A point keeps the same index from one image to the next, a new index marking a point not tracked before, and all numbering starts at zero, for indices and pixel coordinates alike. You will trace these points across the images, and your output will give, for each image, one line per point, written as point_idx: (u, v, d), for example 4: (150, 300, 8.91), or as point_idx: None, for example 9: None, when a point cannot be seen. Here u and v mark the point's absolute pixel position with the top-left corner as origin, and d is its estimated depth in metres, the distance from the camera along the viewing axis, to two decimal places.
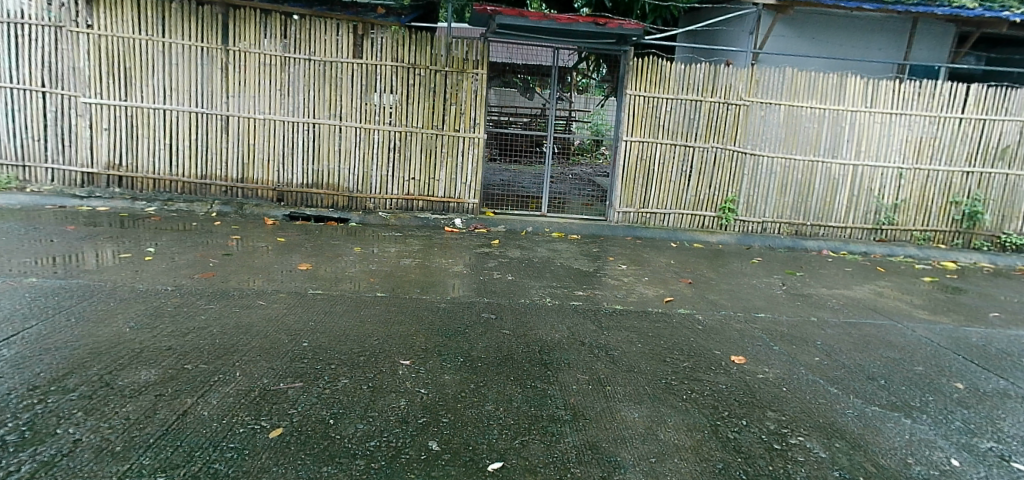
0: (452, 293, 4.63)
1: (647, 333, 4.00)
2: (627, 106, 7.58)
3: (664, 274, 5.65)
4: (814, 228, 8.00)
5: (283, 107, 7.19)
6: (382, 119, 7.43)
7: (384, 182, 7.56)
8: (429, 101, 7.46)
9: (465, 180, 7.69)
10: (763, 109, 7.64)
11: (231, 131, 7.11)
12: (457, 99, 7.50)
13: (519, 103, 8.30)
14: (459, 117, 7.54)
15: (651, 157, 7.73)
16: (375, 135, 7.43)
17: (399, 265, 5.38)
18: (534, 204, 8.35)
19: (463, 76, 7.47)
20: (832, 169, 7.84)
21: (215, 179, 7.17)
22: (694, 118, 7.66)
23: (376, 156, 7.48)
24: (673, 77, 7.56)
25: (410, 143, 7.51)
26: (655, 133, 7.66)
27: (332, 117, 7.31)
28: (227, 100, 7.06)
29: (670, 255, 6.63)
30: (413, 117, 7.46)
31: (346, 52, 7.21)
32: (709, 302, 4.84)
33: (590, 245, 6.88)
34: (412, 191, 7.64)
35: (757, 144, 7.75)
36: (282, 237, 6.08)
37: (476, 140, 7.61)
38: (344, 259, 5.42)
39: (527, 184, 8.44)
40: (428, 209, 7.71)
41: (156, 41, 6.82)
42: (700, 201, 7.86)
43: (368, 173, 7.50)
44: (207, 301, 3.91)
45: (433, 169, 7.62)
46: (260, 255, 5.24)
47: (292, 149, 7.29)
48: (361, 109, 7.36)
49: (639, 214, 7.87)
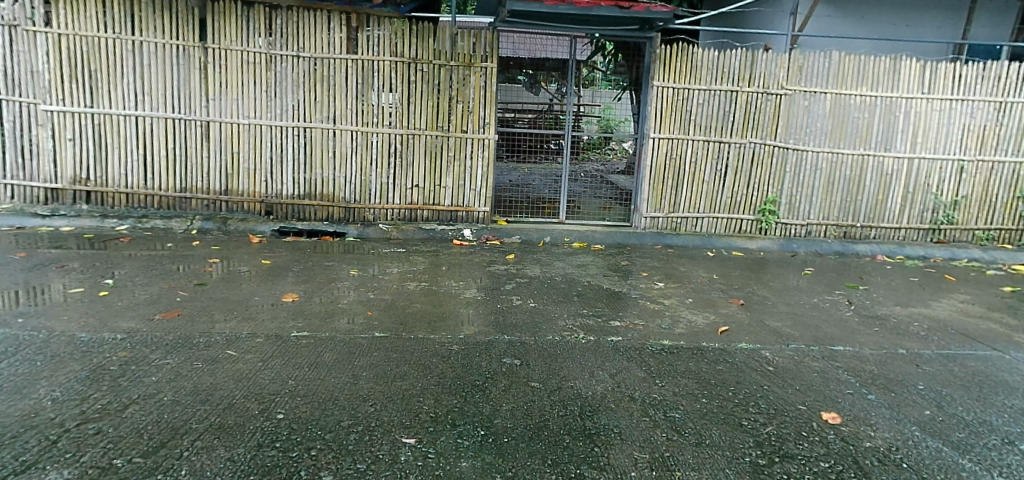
0: (465, 328, 3.87)
1: (709, 381, 3.22)
2: (654, 100, 6.83)
3: (711, 294, 4.85)
4: (865, 230, 7.20)
5: (269, 110, 6.44)
6: (381, 121, 6.67)
7: (384, 191, 6.81)
8: (432, 99, 6.70)
9: (474, 186, 6.94)
10: (807, 98, 6.88)
11: (211, 138, 6.37)
12: (464, 96, 6.73)
13: (526, 99, 7.15)
14: (466, 116, 6.78)
15: (682, 156, 6.94)
16: (374, 139, 6.68)
17: (402, 291, 4.62)
18: (551, 211, 7.45)
19: (470, 70, 6.70)
20: (885, 164, 7.02)
21: (195, 193, 6.44)
22: (729, 110, 6.87)
23: (374, 163, 6.73)
24: (706, 65, 6.79)
25: (412, 146, 6.76)
26: (685, 128, 6.89)
27: (325, 120, 6.56)
28: (206, 104, 6.32)
29: (710, 267, 5.84)
30: (415, 117, 6.71)
31: (340, 48, 6.45)
32: (772, 332, 4.05)
33: (618, 257, 6.10)
34: (416, 200, 6.89)
35: (801, 138, 6.97)
36: (269, 259, 5.33)
37: (486, 142, 6.85)
38: (338, 285, 4.66)
39: None
40: (434, 219, 6.96)
41: (123, 40, 6.07)
42: (737, 202, 7.06)
43: (367, 181, 6.76)
44: (163, 354, 3.16)
45: (438, 175, 6.87)
46: (238, 284, 4.49)
47: (281, 157, 6.54)
48: (357, 110, 6.60)
49: (668, 219, 7.08)
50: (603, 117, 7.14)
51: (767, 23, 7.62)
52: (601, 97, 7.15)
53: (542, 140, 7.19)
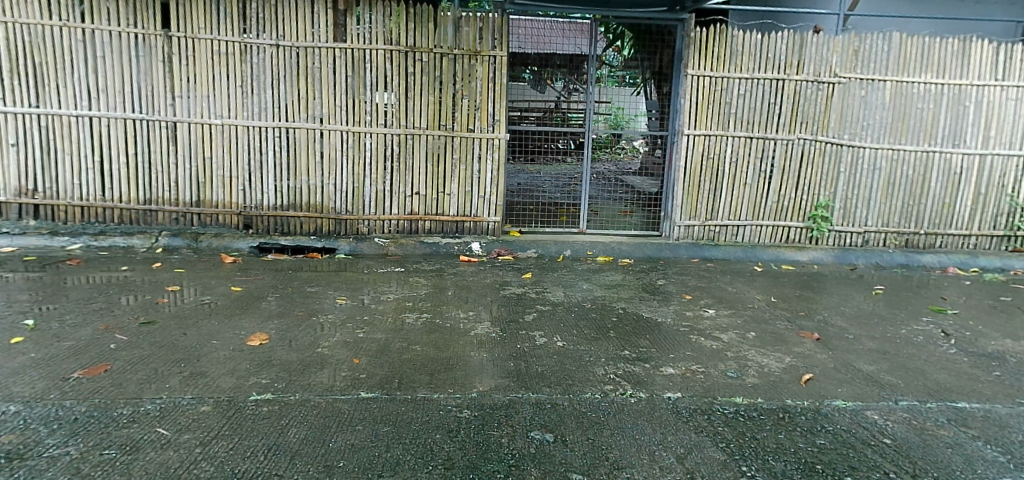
0: (477, 382, 3.00)
1: (815, 469, 2.35)
2: (689, 91, 5.96)
3: (775, 326, 3.97)
4: (930, 237, 6.28)
5: (247, 109, 5.64)
6: (375, 120, 5.84)
7: (380, 200, 5.98)
8: (434, 94, 5.86)
9: (483, 193, 6.09)
10: (863, 87, 6.00)
11: (179, 142, 5.56)
12: (471, 89, 5.89)
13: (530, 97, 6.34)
14: (473, 114, 5.94)
15: (721, 155, 6.07)
16: (367, 141, 5.86)
17: (398, 327, 3.75)
18: (565, 213, 6.61)
19: (477, 60, 5.85)
20: (953, 161, 6.11)
21: (161, 204, 5.61)
22: (775, 102, 6.02)
23: (369, 168, 5.90)
24: (748, 51, 5.93)
25: (412, 149, 5.93)
26: (725, 123, 6.01)
27: (310, 119, 5.75)
28: (171, 102, 5.51)
29: (762, 286, 4.95)
30: (415, 115, 5.87)
31: (326, 35, 5.62)
32: (869, 382, 3.17)
33: (653, 275, 5.23)
34: (417, 210, 6.04)
35: (858, 133, 6.09)
36: (241, 284, 4.48)
37: (496, 142, 6.01)
38: (318, 320, 3.80)
39: (559, 193, 6.79)
40: (437, 231, 6.11)
41: (71, 28, 5.25)
42: (784, 208, 6.19)
43: (359, 188, 5.93)
44: (65, 439, 2.30)
45: (442, 181, 6.03)
46: (193, 320, 3.64)
47: (262, 161, 5.73)
48: (348, 107, 5.78)
49: (705, 228, 6.20)
50: (612, 114, 6.35)
51: (810, 3, 6.72)
52: (611, 93, 6.34)
53: (551, 140, 6.36)
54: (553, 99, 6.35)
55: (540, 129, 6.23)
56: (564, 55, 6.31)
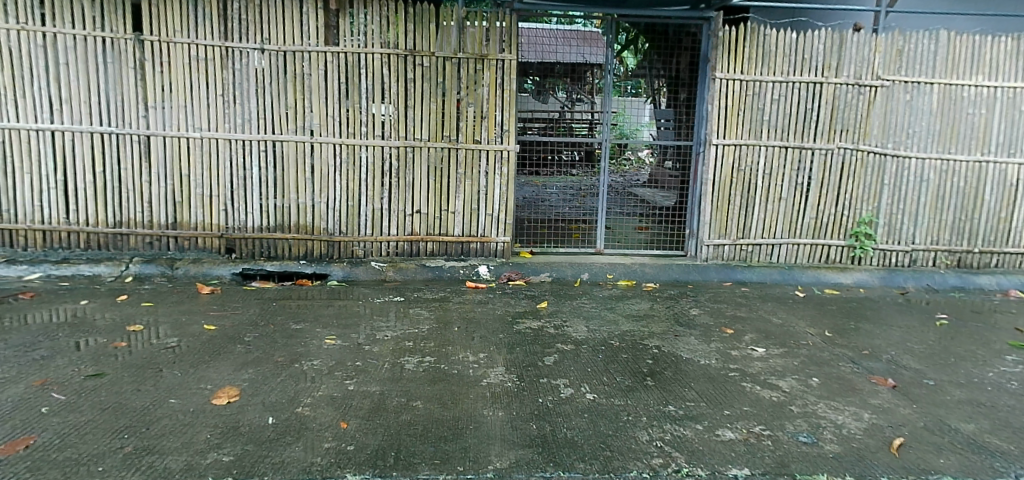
0: (492, 456, 2.41)
1: None
2: (718, 96, 5.42)
3: (839, 369, 3.37)
4: (984, 256, 5.69)
5: (229, 120, 5.10)
6: (372, 132, 5.30)
7: (377, 219, 5.42)
8: (436, 103, 5.31)
9: (491, 210, 5.53)
10: (909, 91, 5.45)
11: (153, 158, 5.03)
12: (477, 97, 5.35)
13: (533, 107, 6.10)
14: (480, 124, 5.40)
15: (754, 166, 5.51)
16: (363, 154, 5.31)
17: (395, 376, 3.16)
18: (579, 232, 6.16)
19: (483, 64, 5.31)
20: (1009, 171, 5.54)
21: (133, 227, 5.07)
22: (812, 108, 5.47)
23: (365, 184, 5.35)
24: (781, 51, 5.38)
25: (412, 163, 5.38)
26: (757, 131, 5.46)
27: (299, 131, 5.21)
28: (144, 113, 4.98)
29: (810, 316, 4.36)
30: (415, 125, 5.33)
31: (316, 37, 5.09)
32: (975, 449, 2.57)
33: (684, 304, 4.64)
34: (418, 230, 5.48)
35: (903, 142, 5.52)
36: (217, 320, 3.90)
37: (504, 155, 5.45)
38: (302, 368, 3.22)
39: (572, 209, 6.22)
40: (441, 253, 5.55)
41: (31, 32, 4.75)
42: (824, 224, 5.62)
43: (354, 207, 5.38)
44: None
45: (445, 198, 5.47)
46: (151, 371, 3.06)
47: (247, 178, 5.20)
48: (341, 117, 5.24)
49: (737, 247, 5.62)
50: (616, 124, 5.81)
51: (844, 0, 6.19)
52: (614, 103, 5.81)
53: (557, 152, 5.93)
54: (557, 108, 6.13)
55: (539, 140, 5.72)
56: (570, 63, 6.07)
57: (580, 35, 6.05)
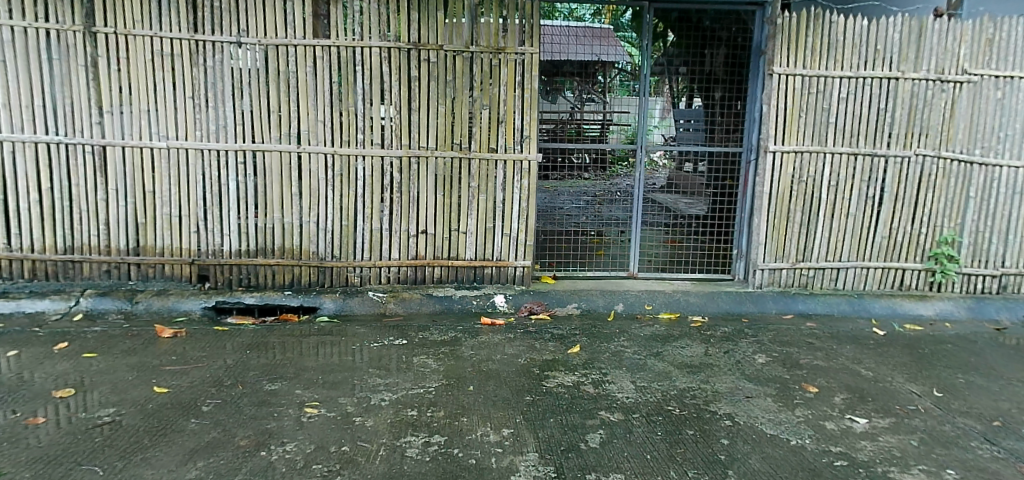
0: None
1: None
2: (776, 95, 4.63)
3: (976, 455, 2.57)
4: None
5: (199, 127, 4.32)
6: (369, 138, 4.52)
7: (376, 241, 4.66)
8: (445, 105, 4.53)
9: (507, 230, 4.74)
10: (1000, 88, 4.63)
11: (110, 172, 4.26)
12: (492, 97, 4.57)
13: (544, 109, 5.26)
14: (496, 128, 4.61)
15: (817, 177, 4.72)
16: (359, 166, 4.54)
17: (394, 470, 2.38)
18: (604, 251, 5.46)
19: (499, 58, 4.52)
20: None
21: (88, 254, 4.31)
22: (886, 107, 4.66)
23: (361, 200, 4.59)
24: (851, 41, 4.57)
25: (416, 176, 4.61)
26: (821, 136, 4.68)
27: (283, 139, 4.43)
28: (98, 119, 4.21)
29: (905, 366, 3.55)
30: (420, 131, 4.56)
31: (302, 29, 4.32)
32: None
33: (745, 348, 3.84)
34: (423, 253, 4.70)
35: (992, 148, 4.71)
36: (172, 378, 3.12)
37: (525, 166, 4.66)
38: (270, 458, 2.43)
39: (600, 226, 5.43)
40: (450, 280, 4.76)
41: None
42: (897, 244, 4.83)
43: (349, 227, 4.61)
44: None
45: (455, 216, 4.69)
46: (66, 470, 2.28)
47: (223, 194, 4.43)
48: (333, 122, 4.47)
49: (796, 272, 4.81)
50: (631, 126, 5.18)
51: None
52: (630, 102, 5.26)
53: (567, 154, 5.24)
54: (566, 109, 5.33)
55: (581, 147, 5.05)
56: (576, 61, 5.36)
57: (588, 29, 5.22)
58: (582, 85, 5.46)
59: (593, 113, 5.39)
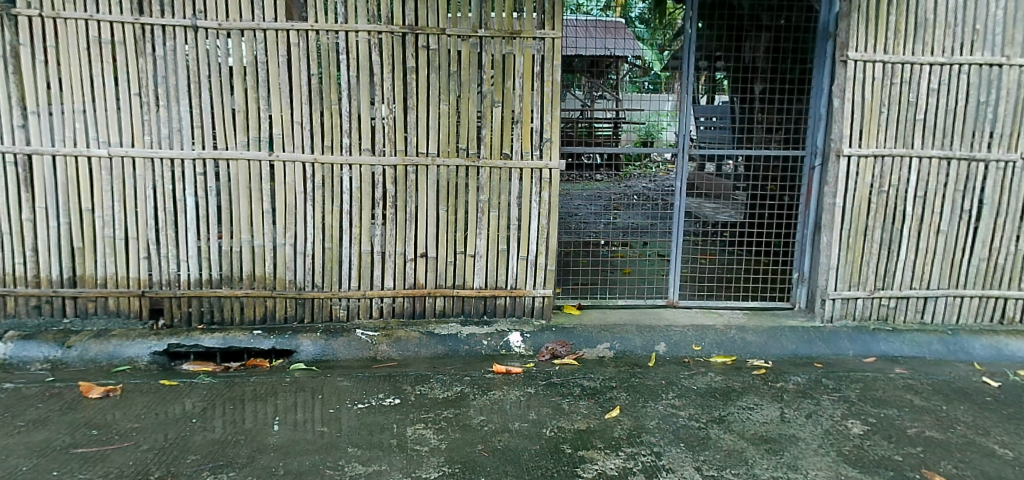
0: None
1: None
2: (852, 85, 3.79)
3: None
4: None
5: (147, 130, 3.53)
6: (357, 142, 3.73)
7: (365, 267, 3.86)
8: (448, 102, 3.74)
9: (524, 253, 3.94)
10: None
11: (39, 187, 3.49)
12: (504, 91, 3.76)
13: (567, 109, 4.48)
14: (510, 129, 3.80)
15: (901, 187, 3.89)
16: (345, 176, 3.75)
17: None
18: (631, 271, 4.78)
19: (513, 44, 3.72)
20: None
21: (16, 286, 3.56)
22: (987, 101, 3.80)
23: (348, 217, 3.80)
24: (943, 20, 3.73)
25: (414, 188, 3.82)
26: (907, 136, 3.84)
27: (252, 144, 3.64)
28: (23, 122, 3.44)
29: None
30: (419, 133, 3.76)
31: (273, 9, 3.54)
32: None
33: (829, 410, 3.01)
34: (423, 280, 3.91)
35: None
36: (82, 469, 2.35)
37: (545, 175, 3.86)
38: None
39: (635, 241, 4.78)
40: (454, 313, 3.97)
41: None
42: (997, 267, 3.98)
43: (333, 249, 3.82)
44: None
45: (462, 236, 3.89)
46: None
47: (177, 212, 3.64)
48: (313, 122, 3.68)
49: (874, 302, 3.98)
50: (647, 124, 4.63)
51: None
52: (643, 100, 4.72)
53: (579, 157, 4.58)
54: (577, 106, 4.47)
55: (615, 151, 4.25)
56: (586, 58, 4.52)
57: (601, 24, 4.48)
58: (589, 82, 4.60)
59: (604, 111, 4.58)
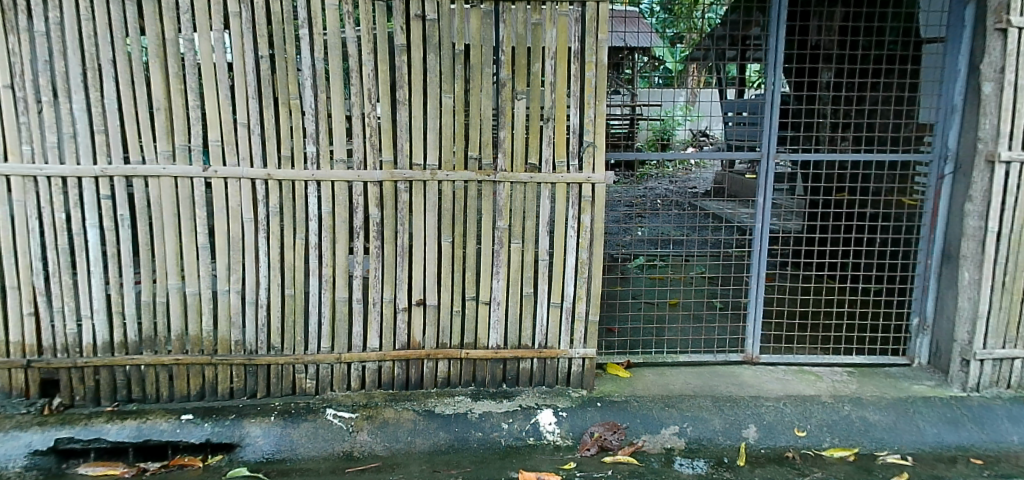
0: None
1: None
2: (1015, 65, 2.71)
3: None
4: None
5: (26, 137, 2.52)
6: (326, 150, 2.71)
7: (342, 321, 2.84)
8: (453, 94, 2.72)
9: (556, 299, 2.90)
10: None
11: None
12: (531, 79, 2.72)
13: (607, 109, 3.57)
14: (538, 130, 2.77)
15: None
16: (311, 197, 2.73)
17: None
18: (688, 309, 3.76)
19: (542, 11, 2.68)
20: None
21: None
22: None
23: (317, 254, 2.78)
24: None
25: (407, 213, 2.79)
26: None
27: (178, 157, 2.62)
28: None
29: None
30: (413, 137, 2.74)
31: None
32: None
33: None
34: (421, 338, 2.89)
35: None
36: None
37: (586, 192, 2.82)
38: None
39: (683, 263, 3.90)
40: (462, 382, 2.94)
41: None
42: None
43: (296, 297, 2.80)
44: None
45: (472, 277, 2.87)
46: None
47: (74, 251, 2.63)
48: (265, 124, 2.67)
49: None
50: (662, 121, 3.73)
51: None
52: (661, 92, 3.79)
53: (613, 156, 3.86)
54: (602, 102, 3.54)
55: (679, 155, 3.17)
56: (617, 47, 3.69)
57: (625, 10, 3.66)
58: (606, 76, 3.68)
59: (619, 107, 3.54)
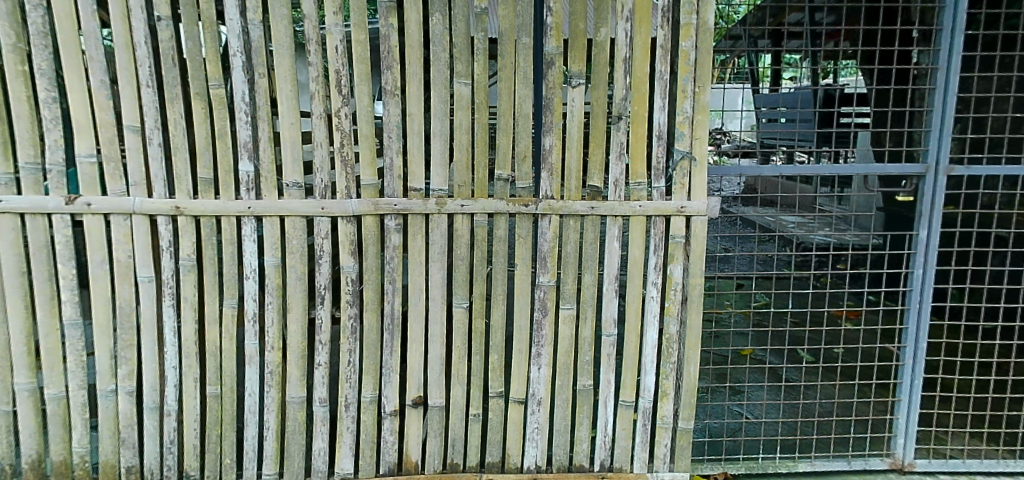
0: None
1: None
2: None
3: None
4: None
5: None
6: (270, 169, 1.69)
7: (296, 434, 1.82)
8: (471, 80, 1.71)
9: (631, 394, 1.89)
10: None
11: None
12: (594, 55, 1.71)
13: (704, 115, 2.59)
14: (603, 135, 1.76)
15: None
16: (248, 242, 1.73)
17: None
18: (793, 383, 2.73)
19: None
20: None
21: None
22: None
23: (256, 332, 1.77)
24: None
25: (398, 265, 1.77)
26: None
27: (24, 184, 1.62)
28: None
29: None
30: (408, 147, 1.72)
31: None
32: None
33: None
34: (418, 457, 1.87)
35: None
36: None
37: (680, 230, 1.79)
38: None
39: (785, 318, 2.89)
40: None
41: None
42: None
43: (225, 399, 1.79)
44: None
45: (499, 364, 1.85)
46: None
47: None
48: (169, 131, 1.66)
49: None
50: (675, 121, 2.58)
51: None
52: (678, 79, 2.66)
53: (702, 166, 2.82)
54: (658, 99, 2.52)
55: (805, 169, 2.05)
56: None
57: None
58: None
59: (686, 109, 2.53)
